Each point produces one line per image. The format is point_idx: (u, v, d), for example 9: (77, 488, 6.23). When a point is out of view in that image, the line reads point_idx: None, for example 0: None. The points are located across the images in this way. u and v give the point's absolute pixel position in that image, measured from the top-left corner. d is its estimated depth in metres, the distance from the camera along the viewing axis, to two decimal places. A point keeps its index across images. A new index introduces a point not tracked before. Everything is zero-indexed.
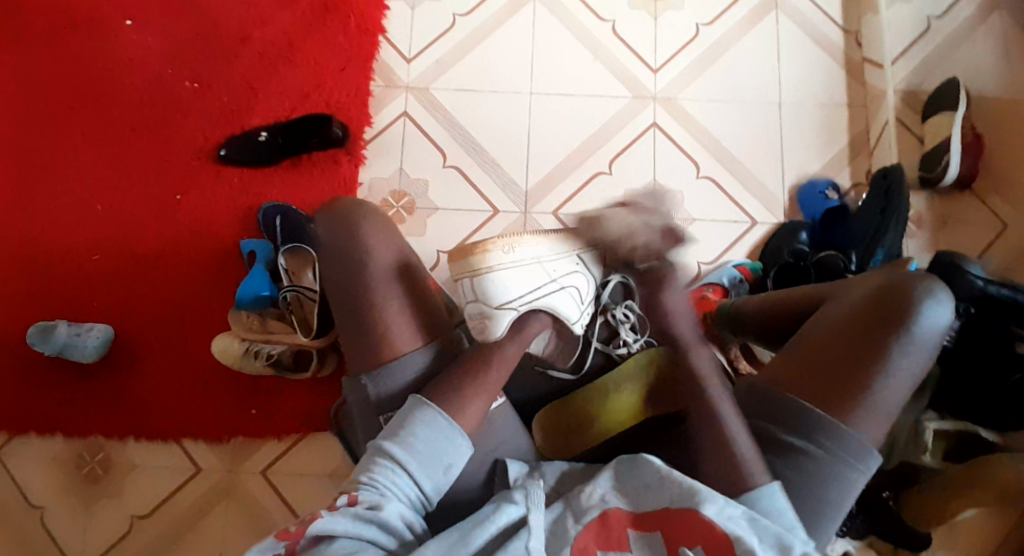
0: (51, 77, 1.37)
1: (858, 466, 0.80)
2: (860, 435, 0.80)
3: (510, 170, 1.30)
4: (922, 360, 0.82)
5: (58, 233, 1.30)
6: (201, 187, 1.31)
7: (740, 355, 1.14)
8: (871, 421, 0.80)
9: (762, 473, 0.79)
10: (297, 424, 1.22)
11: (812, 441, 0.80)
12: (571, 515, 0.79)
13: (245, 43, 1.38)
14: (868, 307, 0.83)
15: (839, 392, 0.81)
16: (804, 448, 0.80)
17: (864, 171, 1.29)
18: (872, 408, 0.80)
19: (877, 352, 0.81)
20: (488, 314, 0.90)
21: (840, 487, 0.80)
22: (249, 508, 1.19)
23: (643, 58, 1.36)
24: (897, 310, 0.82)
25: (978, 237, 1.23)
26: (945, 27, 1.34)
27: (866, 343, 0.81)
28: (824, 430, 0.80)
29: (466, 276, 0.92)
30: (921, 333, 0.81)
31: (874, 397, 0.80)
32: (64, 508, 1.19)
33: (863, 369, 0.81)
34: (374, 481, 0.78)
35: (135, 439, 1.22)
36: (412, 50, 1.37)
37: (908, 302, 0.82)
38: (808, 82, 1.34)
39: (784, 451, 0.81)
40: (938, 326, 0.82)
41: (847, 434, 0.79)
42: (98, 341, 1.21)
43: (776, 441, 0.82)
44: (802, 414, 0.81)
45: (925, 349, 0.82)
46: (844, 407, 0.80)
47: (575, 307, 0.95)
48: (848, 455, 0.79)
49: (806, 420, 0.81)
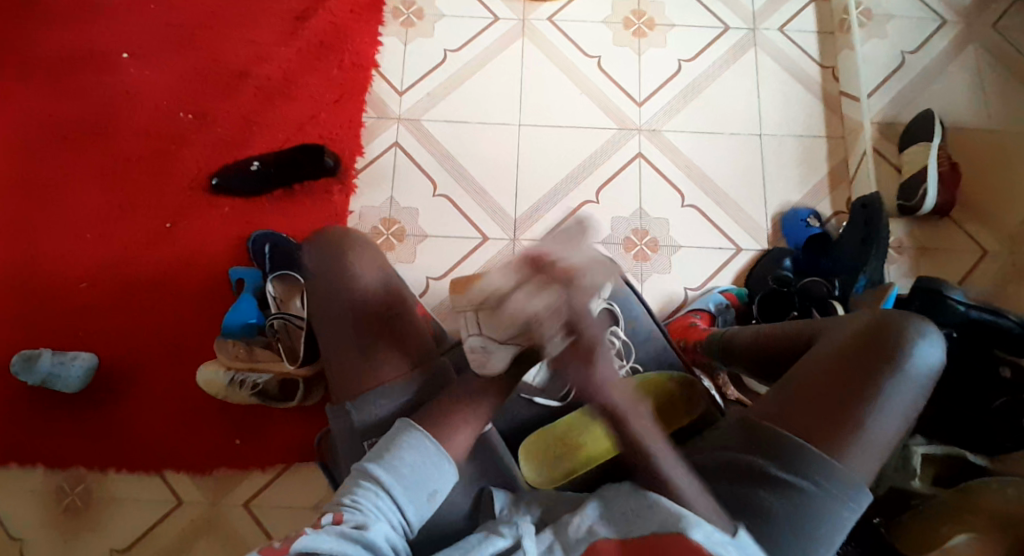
0: (46, 108, 1.38)
1: (848, 502, 0.79)
2: (853, 471, 0.79)
3: (499, 199, 1.32)
4: (914, 398, 0.83)
5: (47, 261, 1.29)
6: (192, 217, 1.32)
7: (729, 382, 1.18)
8: (865, 458, 0.80)
9: (727, 523, 0.76)
10: (282, 454, 1.20)
11: (805, 475, 0.79)
12: (561, 546, 0.78)
13: (240, 76, 1.40)
14: (860, 344, 0.84)
15: (834, 429, 0.80)
16: (795, 482, 0.80)
17: (844, 201, 1.32)
18: (866, 445, 0.80)
19: (871, 389, 0.81)
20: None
21: (830, 523, 0.79)
22: (232, 542, 1.16)
23: (629, 91, 1.39)
24: (888, 347, 0.83)
25: (959, 264, 1.26)
26: (918, 62, 1.39)
27: (860, 378, 0.82)
28: (816, 462, 0.79)
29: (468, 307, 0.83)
30: (912, 371, 0.82)
31: (869, 434, 0.80)
32: (41, 542, 1.16)
33: (858, 406, 0.81)
34: (358, 502, 0.77)
35: (116, 471, 1.19)
36: (404, 83, 1.40)
37: (898, 339, 0.83)
38: (790, 114, 1.38)
39: (775, 486, 0.80)
40: (929, 364, 0.83)
41: (841, 470, 0.79)
42: (82, 370, 1.20)
43: (766, 475, 0.81)
44: (795, 449, 0.80)
45: (917, 387, 0.83)
46: (838, 442, 0.80)
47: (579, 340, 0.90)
48: (840, 491, 0.79)
49: (799, 454, 0.80)
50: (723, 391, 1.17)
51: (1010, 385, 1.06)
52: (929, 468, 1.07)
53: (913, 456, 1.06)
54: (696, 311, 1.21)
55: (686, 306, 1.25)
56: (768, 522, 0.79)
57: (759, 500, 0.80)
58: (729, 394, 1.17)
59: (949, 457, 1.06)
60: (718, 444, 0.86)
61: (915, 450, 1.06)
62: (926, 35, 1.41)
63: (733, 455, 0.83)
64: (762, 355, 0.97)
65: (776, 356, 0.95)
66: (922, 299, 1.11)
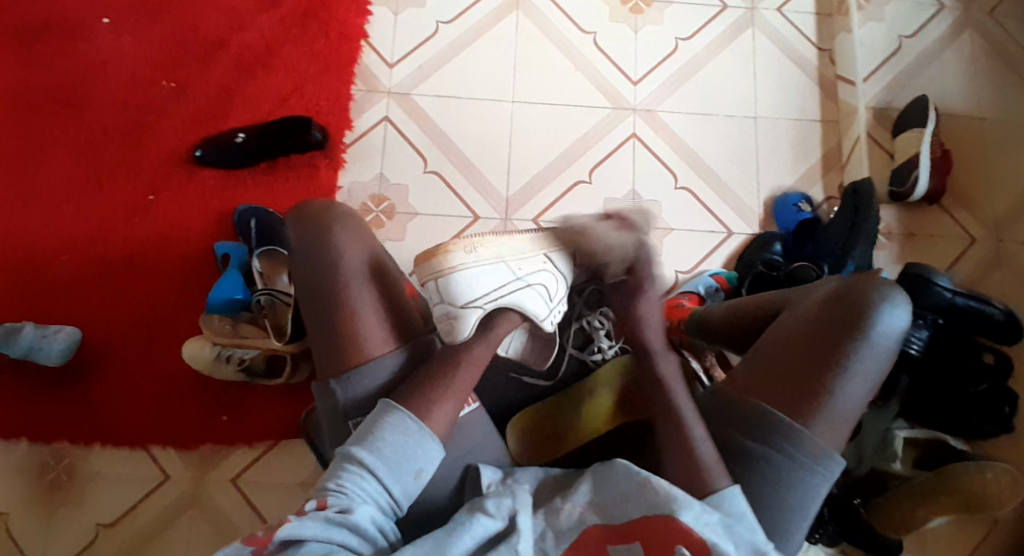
0: (25, 76, 1.34)
1: (818, 470, 0.80)
2: (821, 442, 0.80)
3: (491, 178, 1.31)
4: (881, 366, 0.83)
5: (27, 232, 1.27)
6: (175, 188, 1.29)
7: (716, 364, 1.13)
8: (831, 426, 0.81)
9: (722, 477, 0.79)
10: (268, 432, 1.20)
11: (772, 444, 0.81)
12: (552, 534, 0.78)
13: (224, 46, 1.37)
14: (827, 311, 0.85)
15: (799, 399, 0.81)
16: (764, 453, 0.81)
17: (836, 186, 1.32)
18: (831, 413, 0.81)
19: (835, 359, 0.82)
20: (455, 315, 0.88)
21: (803, 492, 0.80)
22: (218, 517, 1.16)
23: (623, 69, 1.38)
24: (856, 314, 0.83)
25: (947, 251, 1.27)
26: (915, 46, 1.38)
27: (823, 349, 0.82)
28: (783, 433, 0.80)
29: (431, 279, 0.89)
30: (878, 337, 0.82)
31: (833, 402, 0.81)
32: (24, 518, 1.15)
33: (821, 376, 0.81)
34: (342, 486, 0.77)
35: (100, 447, 1.18)
36: (395, 56, 1.37)
37: (862, 305, 0.83)
38: (785, 98, 1.37)
39: (746, 457, 0.82)
40: (894, 330, 0.83)
41: (810, 440, 0.80)
42: (64, 344, 1.18)
43: (741, 448, 0.82)
44: (761, 420, 0.82)
45: (882, 353, 0.83)
46: (807, 412, 0.81)
47: (543, 305, 0.91)
48: (806, 459, 0.80)
49: (767, 425, 0.81)
50: (710, 373, 1.11)
51: (989, 372, 1.11)
52: (909, 451, 1.11)
53: (895, 440, 1.08)
54: (685, 293, 1.21)
55: (676, 289, 1.25)
56: (746, 496, 0.81)
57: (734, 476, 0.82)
58: (715, 376, 1.11)
59: (930, 441, 1.09)
60: (694, 415, 0.88)
61: (897, 434, 1.08)
62: (924, 19, 1.40)
63: (706, 428, 0.85)
64: (741, 326, 0.98)
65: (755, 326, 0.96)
66: (907, 282, 1.13)
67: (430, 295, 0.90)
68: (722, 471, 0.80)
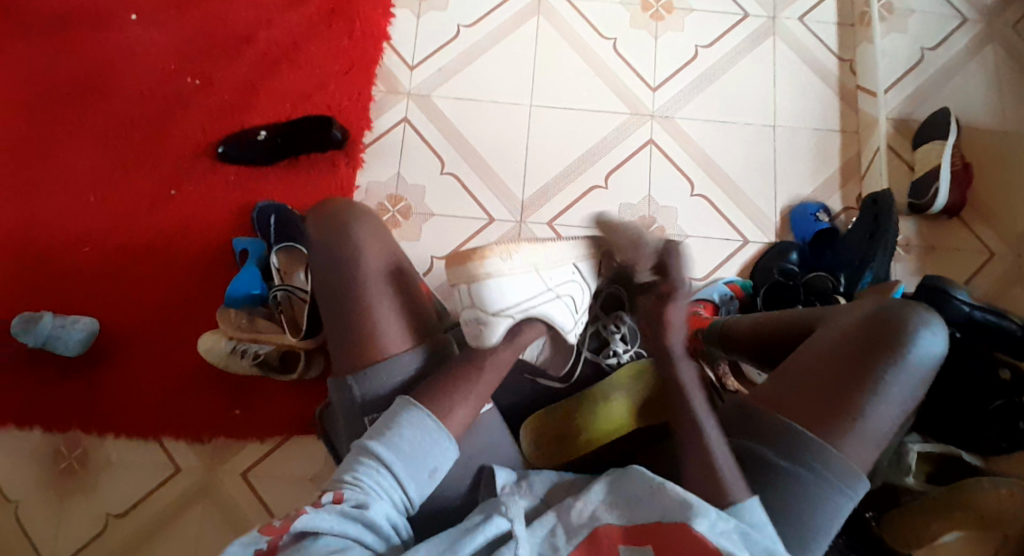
0: (52, 68, 1.37)
1: (845, 489, 0.80)
2: (847, 460, 0.80)
3: (507, 180, 1.31)
4: (914, 388, 0.82)
5: (49, 222, 1.29)
6: (196, 183, 1.31)
7: (728, 372, 1.15)
8: (862, 447, 0.81)
9: (741, 488, 0.78)
10: (281, 426, 1.20)
11: (799, 461, 0.80)
12: (563, 529, 0.78)
13: (248, 43, 1.38)
14: (864, 331, 0.84)
15: (831, 418, 0.81)
16: (788, 468, 0.80)
17: (854, 197, 1.31)
18: (863, 433, 0.80)
19: (871, 381, 0.81)
20: (483, 321, 0.87)
21: (827, 510, 0.80)
22: (228, 510, 1.17)
23: (643, 76, 1.38)
24: (888, 341, 0.83)
25: (966, 265, 1.25)
26: (938, 58, 1.38)
27: (859, 370, 0.82)
28: (811, 451, 0.80)
29: (462, 283, 0.87)
30: (915, 361, 0.82)
31: (865, 422, 0.80)
32: (37, 505, 1.16)
33: (855, 396, 0.81)
34: (358, 480, 0.77)
35: (115, 436, 1.20)
36: (415, 57, 1.39)
37: (901, 328, 0.83)
38: (803, 107, 1.36)
39: (769, 470, 0.81)
40: (930, 355, 0.83)
41: (837, 459, 0.79)
42: (83, 334, 1.20)
43: (766, 462, 0.82)
44: (791, 436, 0.81)
45: (917, 376, 0.83)
46: (834, 431, 0.80)
47: (570, 317, 0.92)
48: (834, 477, 0.79)
49: (797, 442, 0.80)
50: (723, 381, 1.14)
51: (1006, 387, 1.08)
52: (923, 465, 1.10)
53: (907, 453, 1.08)
54: (700, 301, 1.20)
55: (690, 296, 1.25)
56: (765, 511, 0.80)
57: (754, 488, 0.81)
58: (728, 384, 1.14)
59: (943, 455, 1.09)
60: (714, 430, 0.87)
61: (909, 448, 1.09)
62: (948, 31, 1.39)
63: (734, 443, 0.85)
64: (763, 338, 0.98)
65: (777, 342, 0.96)
66: (926, 295, 1.13)
67: (460, 298, 0.88)
68: (740, 482, 0.79)
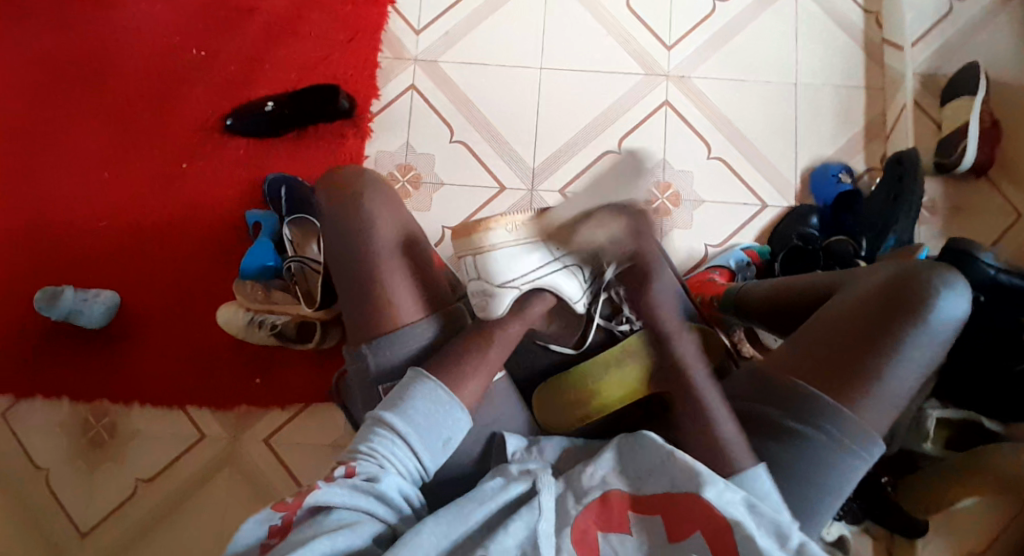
0: (60, 43, 1.37)
1: (859, 453, 0.79)
2: (863, 426, 0.78)
3: (518, 147, 1.29)
4: (934, 350, 0.80)
5: (66, 198, 1.30)
6: (207, 155, 1.31)
7: (745, 339, 1.14)
8: (880, 410, 0.79)
9: (748, 458, 0.78)
10: (301, 394, 1.23)
11: (814, 425, 0.79)
12: (573, 493, 0.76)
13: (254, 12, 1.37)
14: (879, 295, 0.81)
15: (848, 382, 0.79)
16: (804, 433, 0.79)
17: (879, 156, 1.27)
18: (881, 397, 0.79)
19: (889, 343, 0.79)
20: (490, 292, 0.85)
21: (839, 472, 0.79)
22: (251, 476, 1.20)
23: (658, 34, 1.33)
24: (911, 299, 0.80)
25: (993, 226, 1.21)
26: (967, 9, 1.32)
27: (878, 333, 0.80)
28: (825, 414, 0.79)
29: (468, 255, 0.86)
30: (936, 324, 0.80)
31: (885, 385, 0.79)
32: (68, 471, 1.20)
33: (874, 359, 0.79)
34: (373, 450, 0.77)
35: (140, 406, 1.23)
36: (421, 21, 1.36)
37: (921, 290, 0.80)
38: (824, 63, 1.31)
39: (782, 435, 0.80)
40: (953, 317, 0.80)
41: (854, 424, 0.78)
42: (104, 308, 1.22)
43: (779, 427, 0.80)
44: (805, 400, 0.80)
45: (937, 339, 0.80)
46: (853, 395, 0.79)
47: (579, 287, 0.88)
48: (848, 441, 0.78)
49: (811, 406, 0.79)
50: (739, 348, 1.13)
51: None
52: (942, 430, 1.07)
53: (928, 420, 1.04)
54: (716, 268, 1.18)
55: (706, 262, 1.23)
56: (775, 472, 0.80)
57: (767, 452, 0.80)
58: (744, 351, 1.13)
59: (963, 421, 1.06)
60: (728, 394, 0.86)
61: (930, 414, 1.04)
62: None
63: (745, 405, 0.83)
64: (777, 304, 0.97)
65: (793, 309, 0.94)
66: (951, 256, 1.05)
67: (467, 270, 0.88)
68: (747, 453, 0.79)
